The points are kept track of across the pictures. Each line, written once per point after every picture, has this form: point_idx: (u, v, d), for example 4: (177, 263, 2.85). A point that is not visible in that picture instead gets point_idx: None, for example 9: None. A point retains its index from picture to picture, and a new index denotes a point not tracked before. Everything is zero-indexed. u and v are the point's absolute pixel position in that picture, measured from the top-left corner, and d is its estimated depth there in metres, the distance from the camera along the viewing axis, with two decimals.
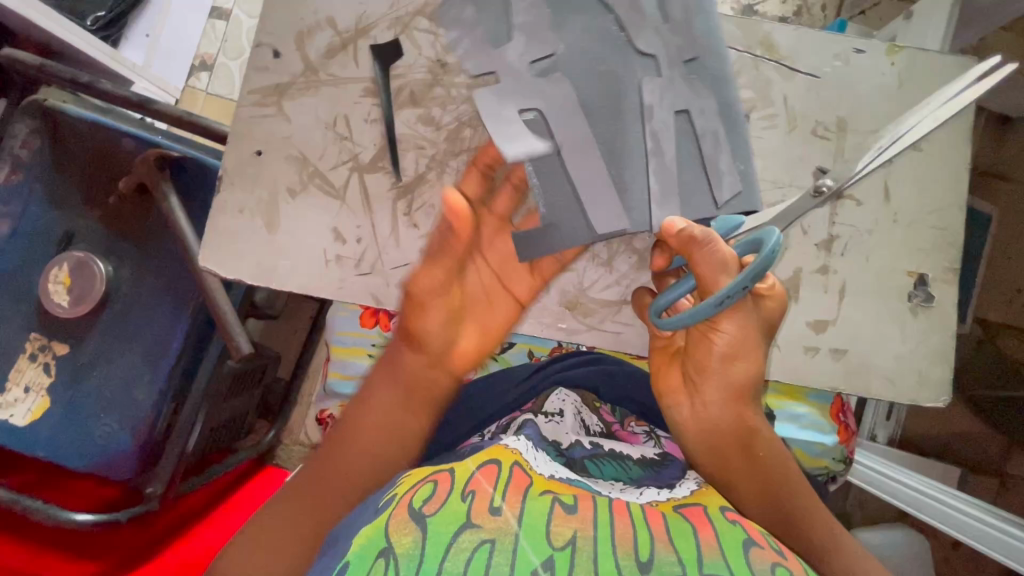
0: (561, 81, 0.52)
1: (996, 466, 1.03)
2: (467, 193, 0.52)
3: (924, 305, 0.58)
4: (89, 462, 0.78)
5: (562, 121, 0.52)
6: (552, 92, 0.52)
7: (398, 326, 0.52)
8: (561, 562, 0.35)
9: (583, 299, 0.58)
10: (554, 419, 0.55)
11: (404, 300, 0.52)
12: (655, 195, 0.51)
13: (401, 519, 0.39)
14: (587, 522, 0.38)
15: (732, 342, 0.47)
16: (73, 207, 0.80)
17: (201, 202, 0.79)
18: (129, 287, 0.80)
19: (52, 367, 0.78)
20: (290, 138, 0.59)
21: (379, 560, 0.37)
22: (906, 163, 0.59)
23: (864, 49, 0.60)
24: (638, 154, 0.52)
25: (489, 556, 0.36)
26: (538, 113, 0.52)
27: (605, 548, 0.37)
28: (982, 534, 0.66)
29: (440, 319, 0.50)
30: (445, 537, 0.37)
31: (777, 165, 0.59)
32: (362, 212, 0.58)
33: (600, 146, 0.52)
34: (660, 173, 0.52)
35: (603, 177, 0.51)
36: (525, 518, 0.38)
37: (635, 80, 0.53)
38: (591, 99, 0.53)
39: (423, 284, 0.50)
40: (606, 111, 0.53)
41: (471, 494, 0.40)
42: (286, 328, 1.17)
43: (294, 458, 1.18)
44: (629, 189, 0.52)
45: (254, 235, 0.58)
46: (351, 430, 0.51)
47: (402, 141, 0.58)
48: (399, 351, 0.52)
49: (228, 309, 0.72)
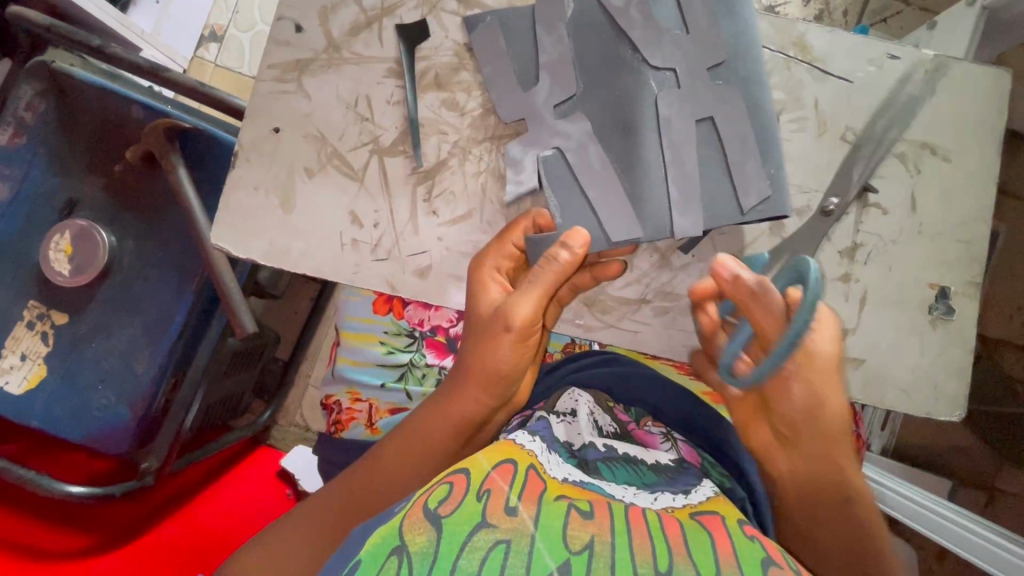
0: (580, 118, 0.53)
1: (987, 481, 1.02)
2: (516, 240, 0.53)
3: (944, 318, 0.57)
4: (86, 434, 0.77)
5: (578, 154, 0.53)
6: (571, 132, 0.53)
7: (473, 353, 0.51)
8: (577, 566, 0.35)
9: (602, 296, 0.58)
10: (567, 419, 0.54)
11: (492, 326, 0.49)
12: (675, 204, 0.51)
13: (415, 519, 0.39)
14: (605, 528, 0.38)
15: (809, 389, 0.49)
16: (79, 174, 0.78)
17: (210, 176, 0.77)
18: (132, 260, 0.78)
19: (50, 336, 0.77)
20: (310, 116, 0.57)
21: (392, 557, 0.37)
22: (934, 174, 0.59)
23: (899, 55, 0.59)
24: (656, 165, 0.52)
25: (504, 557, 0.36)
26: (557, 151, 0.53)
27: (622, 554, 0.36)
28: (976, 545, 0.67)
29: (519, 354, 0.50)
30: (460, 536, 0.37)
31: (804, 170, 0.58)
32: (381, 196, 0.57)
33: (614, 161, 0.53)
34: (681, 182, 0.51)
35: (619, 191, 0.52)
36: (541, 521, 0.38)
37: (651, 93, 0.52)
38: (606, 115, 0.53)
39: (522, 313, 0.48)
40: (621, 124, 0.53)
41: (487, 493, 0.40)
42: (287, 309, 1.16)
43: (289, 440, 1.16)
44: (647, 199, 0.52)
45: (267, 213, 0.57)
46: (391, 458, 0.50)
47: (425, 125, 0.57)
48: (469, 384, 0.50)
49: (234, 289, 0.70)
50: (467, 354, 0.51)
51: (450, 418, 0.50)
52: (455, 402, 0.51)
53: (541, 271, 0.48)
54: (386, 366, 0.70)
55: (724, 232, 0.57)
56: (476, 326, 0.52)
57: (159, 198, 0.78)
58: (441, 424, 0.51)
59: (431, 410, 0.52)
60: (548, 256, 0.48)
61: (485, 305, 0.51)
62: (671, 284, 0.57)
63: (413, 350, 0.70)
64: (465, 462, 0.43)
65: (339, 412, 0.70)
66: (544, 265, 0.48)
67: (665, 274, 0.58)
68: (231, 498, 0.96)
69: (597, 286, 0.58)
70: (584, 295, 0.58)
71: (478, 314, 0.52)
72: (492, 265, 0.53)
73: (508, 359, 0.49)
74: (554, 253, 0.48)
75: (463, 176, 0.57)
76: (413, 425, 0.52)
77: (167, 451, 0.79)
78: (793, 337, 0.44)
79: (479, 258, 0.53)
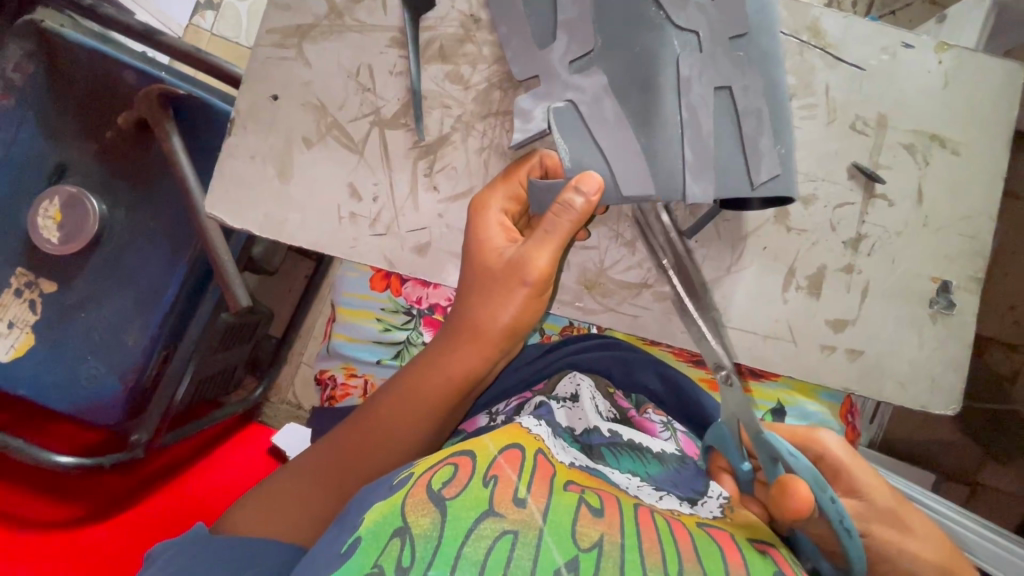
0: (596, 72, 0.52)
1: (971, 476, 1.03)
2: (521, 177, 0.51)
3: (944, 312, 0.57)
4: (74, 404, 0.76)
5: (591, 108, 0.51)
6: (584, 85, 0.52)
7: (480, 305, 0.51)
8: (585, 563, 0.36)
9: (602, 279, 0.57)
10: (569, 404, 0.55)
11: (505, 277, 0.50)
12: (689, 166, 0.50)
13: (419, 500, 0.40)
14: (614, 528, 0.39)
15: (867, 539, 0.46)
16: (68, 138, 0.76)
17: (205, 144, 0.75)
18: (123, 229, 0.76)
19: (38, 305, 0.75)
20: (309, 85, 0.56)
21: (394, 539, 0.38)
22: (942, 166, 0.58)
23: (912, 44, 0.58)
24: (673, 124, 0.50)
25: (511, 547, 0.37)
26: (570, 104, 0.52)
27: (632, 555, 0.37)
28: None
29: (529, 306, 0.51)
30: (465, 522, 0.38)
31: (812, 158, 0.57)
32: (380, 169, 0.55)
33: (629, 116, 0.51)
34: (696, 145, 0.50)
35: (633, 146, 0.51)
36: (550, 515, 0.39)
37: (673, 52, 0.50)
38: (623, 70, 0.51)
39: (537, 265, 0.48)
40: (638, 80, 0.51)
41: (494, 480, 0.41)
42: (281, 286, 1.14)
43: (281, 417, 1.16)
44: (662, 156, 0.51)
45: (264, 184, 0.55)
46: (389, 411, 0.53)
47: (427, 98, 0.56)
48: (475, 335, 0.51)
49: (228, 261, 0.69)
50: (469, 306, 0.51)
51: (451, 368, 0.52)
52: (452, 355, 0.52)
53: (554, 220, 0.47)
54: (383, 343, 0.69)
55: (729, 218, 0.57)
56: (481, 277, 0.51)
57: (153, 166, 0.76)
58: (437, 376, 0.52)
59: (425, 362, 0.54)
60: (557, 203, 0.47)
61: (492, 255, 0.50)
62: None
63: (410, 327, 0.69)
64: (470, 445, 0.44)
65: (334, 387, 0.70)
66: (556, 213, 0.47)
67: None
68: (221, 473, 0.96)
69: (598, 268, 0.57)
70: (585, 277, 0.57)
71: (485, 264, 0.51)
72: (498, 211, 0.51)
73: (514, 313, 0.50)
74: (564, 199, 0.47)
75: (466, 152, 0.56)
76: (408, 376, 0.54)
77: (156, 424, 0.79)
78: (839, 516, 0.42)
79: (482, 200, 0.51)
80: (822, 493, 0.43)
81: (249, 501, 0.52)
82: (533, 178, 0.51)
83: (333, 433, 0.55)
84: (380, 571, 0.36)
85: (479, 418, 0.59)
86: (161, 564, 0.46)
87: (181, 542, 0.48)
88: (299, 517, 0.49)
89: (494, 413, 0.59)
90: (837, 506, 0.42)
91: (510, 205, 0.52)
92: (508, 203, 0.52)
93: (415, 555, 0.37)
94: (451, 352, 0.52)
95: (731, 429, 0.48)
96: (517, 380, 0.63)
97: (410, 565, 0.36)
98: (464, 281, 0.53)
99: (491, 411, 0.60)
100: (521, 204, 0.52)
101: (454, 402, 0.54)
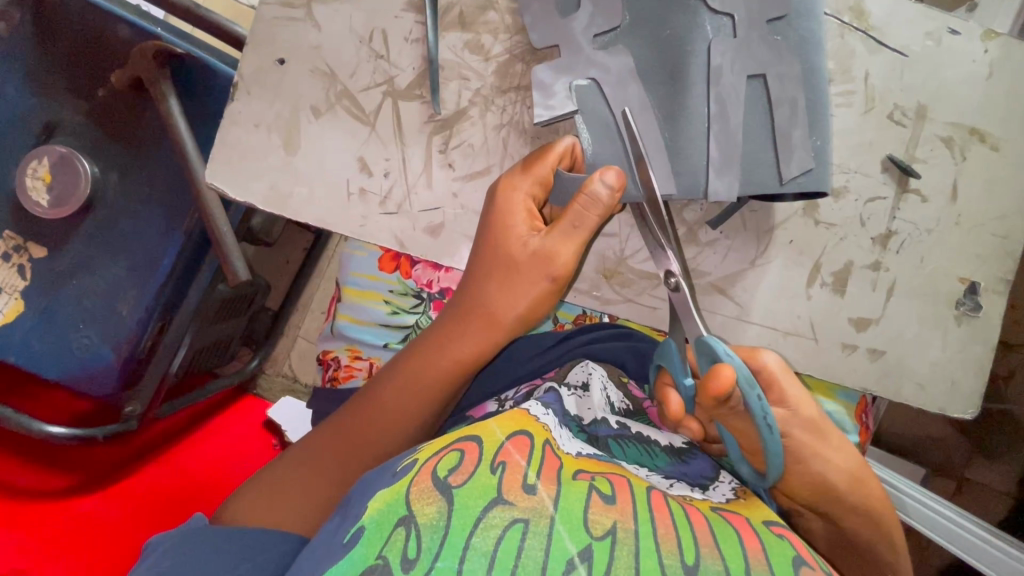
0: (622, 52, 0.48)
1: (956, 470, 1.00)
2: (550, 163, 0.47)
3: (971, 314, 0.55)
4: (65, 374, 0.74)
5: (617, 89, 0.48)
6: (610, 64, 0.48)
7: (494, 291, 0.49)
8: (599, 552, 0.35)
9: (622, 269, 0.55)
10: (579, 393, 0.53)
11: (527, 267, 0.48)
12: (713, 163, 0.48)
13: (423, 487, 0.39)
14: (627, 515, 0.38)
15: (817, 486, 0.48)
16: (57, 95, 0.71)
17: (204, 107, 0.72)
18: (117, 194, 0.73)
19: (27, 270, 0.72)
20: (318, 49, 0.52)
21: (399, 528, 0.37)
22: (980, 162, 0.55)
23: (959, 31, 0.55)
24: (699, 118, 0.48)
25: (522, 537, 0.35)
26: (593, 82, 0.49)
27: (646, 543, 0.36)
28: (995, 560, 0.67)
29: (546, 296, 0.48)
30: (473, 511, 0.36)
31: (845, 148, 0.54)
32: (393, 144, 0.52)
33: (655, 106, 0.49)
34: (722, 139, 0.48)
35: (658, 142, 0.49)
36: (561, 502, 0.37)
37: (704, 38, 0.48)
38: (652, 55, 0.48)
39: (563, 259, 0.47)
40: (667, 69, 0.48)
41: (501, 467, 0.39)
42: (278, 257, 1.11)
43: (276, 390, 1.14)
44: (685, 153, 0.49)
45: (269, 153, 0.52)
46: (393, 396, 0.51)
47: (444, 69, 0.52)
48: (485, 321, 0.50)
49: (226, 232, 0.66)
50: (486, 292, 0.49)
51: (457, 354, 0.50)
52: (463, 338, 0.50)
53: (581, 214, 0.45)
54: (391, 326, 0.67)
55: (756, 209, 0.54)
56: (503, 264, 0.48)
57: (148, 130, 0.73)
58: (446, 361, 0.51)
59: (431, 343, 0.51)
60: (584, 195, 0.44)
61: (515, 242, 0.48)
62: (693, 261, 0.55)
63: (419, 312, 0.67)
64: (476, 429, 0.43)
65: (337, 368, 0.68)
66: (583, 206, 0.45)
67: (690, 251, 0.55)
68: (212, 445, 0.94)
69: (618, 257, 0.55)
70: (604, 266, 0.55)
71: (508, 251, 0.48)
72: (525, 194, 0.47)
73: (532, 304, 0.49)
74: (591, 191, 0.44)
75: (483, 128, 0.52)
76: (412, 356, 0.52)
77: (151, 395, 0.77)
78: (765, 412, 0.43)
79: (507, 179, 0.48)
80: (750, 391, 0.43)
81: (250, 491, 0.50)
82: (560, 168, 0.48)
83: (336, 414, 0.54)
84: (385, 563, 0.35)
85: (487, 405, 0.58)
86: (157, 558, 0.44)
87: (179, 533, 0.47)
88: (300, 505, 0.49)
89: (502, 398, 0.57)
90: (763, 403, 0.43)
91: (535, 189, 0.48)
92: (532, 188, 0.48)
93: (422, 546, 0.35)
94: (462, 336, 0.50)
95: (677, 345, 0.48)
96: (527, 367, 0.62)
97: (415, 558, 0.35)
98: (480, 264, 0.49)
99: (500, 397, 0.58)
100: (547, 193, 0.49)
101: (459, 386, 0.53)
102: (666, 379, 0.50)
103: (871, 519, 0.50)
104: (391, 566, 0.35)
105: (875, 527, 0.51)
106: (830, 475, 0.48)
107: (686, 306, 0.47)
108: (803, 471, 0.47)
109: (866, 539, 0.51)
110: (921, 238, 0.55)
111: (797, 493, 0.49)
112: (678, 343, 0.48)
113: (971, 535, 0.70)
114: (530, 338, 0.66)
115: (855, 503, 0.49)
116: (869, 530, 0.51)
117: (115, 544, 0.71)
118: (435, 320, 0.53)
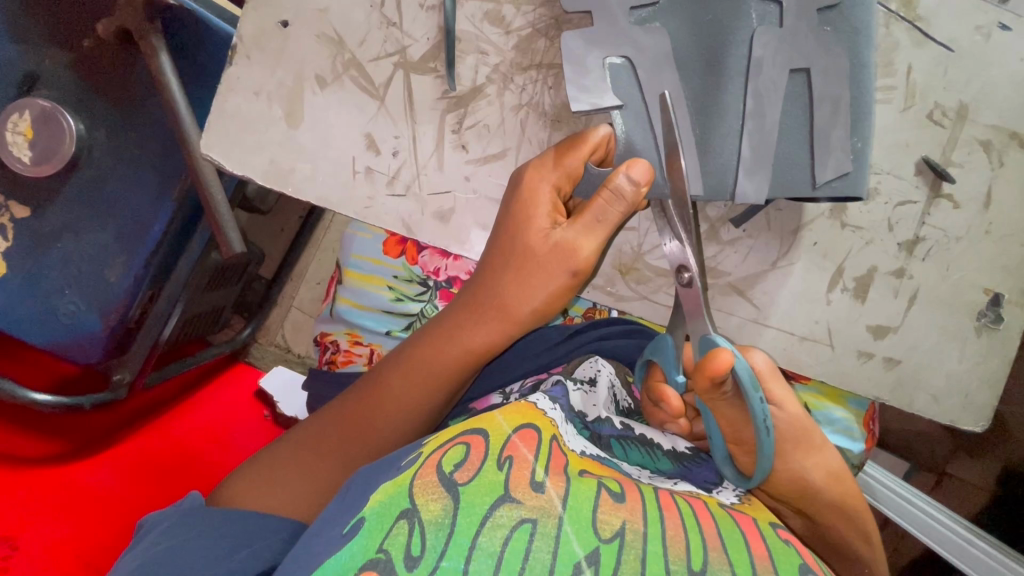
0: (659, 30, 0.44)
1: (937, 464, 0.96)
2: (580, 147, 0.43)
3: (991, 326, 0.54)
4: (53, 340, 0.71)
5: (650, 73, 0.45)
6: (645, 43, 0.45)
7: (509, 282, 0.46)
8: (606, 555, 0.34)
9: (638, 265, 0.53)
10: (586, 388, 0.51)
11: (545, 259, 0.45)
12: (744, 162, 0.45)
13: (427, 481, 0.37)
14: (636, 514, 0.36)
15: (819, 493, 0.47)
16: (39, 43, 0.66)
17: (198, 66, 0.67)
18: (103, 154, 0.68)
19: (9, 231, 0.68)
20: (325, 12, 0.48)
21: (401, 521, 0.35)
22: (1018, 168, 0.53)
23: (1011, 26, 0.51)
24: (733, 114, 0.45)
25: (529, 538, 0.34)
26: (626, 62, 0.45)
27: (654, 547, 0.35)
28: (952, 544, 0.68)
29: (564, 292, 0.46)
30: (479, 509, 0.35)
31: (879, 146, 0.51)
32: (403, 121, 0.49)
33: (690, 98, 0.45)
34: (756, 138, 0.45)
35: (688, 136, 0.45)
36: (570, 501, 0.36)
37: (749, 26, 0.44)
38: (690, 40, 0.45)
39: (583, 252, 0.44)
40: (703, 57, 0.45)
41: (508, 462, 0.37)
42: (273, 225, 1.07)
43: (269, 359, 1.11)
44: (717, 152, 0.46)
45: (270, 124, 0.48)
46: (397, 387, 0.49)
47: (461, 41, 0.48)
48: (498, 313, 0.47)
49: (220, 202, 0.62)
50: (501, 282, 0.46)
51: (467, 345, 0.48)
52: (475, 332, 0.48)
53: (604, 208, 0.42)
54: (394, 313, 0.65)
55: (782, 208, 0.52)
56: (520, 257, 0.45)
57: (137, 87, 0.68)
58: (453, 353, 0.48)
59: (439, 334, 0.49)
60: (606, 189, 0.41)
61: (535, 235, 0.45)
62: (712, 260, 0.52)
63: (423, 299, 0.64)
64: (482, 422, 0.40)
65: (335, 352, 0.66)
66: (605, 200, 0.42)
67: (708, 249, 0.52)
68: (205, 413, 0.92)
69: (634, 253, 0.53)
70: (620, 262, 0.53)
71: (525, 244, 0.45)
72: (550, 186, 0.44)
73: (549, 298, 0.46)
74: (614, 185, 0.41)
75: (501, 108, 0.49)
76: (418, 344, 0.50)
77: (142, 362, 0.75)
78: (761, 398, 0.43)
79: (535, 167, 0.44)
80: (753, 394, 0.43)
81: (246, 472, 0.48)
82: (593, 161, 0.45)
83: (340, 399, 0.52)
84: (388, 558, 0.33)
85: (491, 397, 0.56)
86: (149, 542, 0.42)
87: (173, 516, 0.45)
88: (297, 492, 0.46)
89: (507, 393, 0.56)
90: (764, 405, 0.43)
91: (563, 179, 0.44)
92: (561, 178, 0.44)
93: (426, 544, 0.34)
94: (473, 329, 0.48)
95: (674, 342, 0.47)
96: (534, 362, 0.60)
97: (419, 555, 0.33)
98: (496, 255, 0.47)
99: (505, 390, 0.57)
100: (573, 186, 0.45)
101: (464, 378, 0.50)
102: (657, 375, 0.48)
103: (863, 521, 0.50)
104: (394, 562, 0.33)
105: (863, 529, 0.51)
106: (830, 482, 0.48)
107: (696, 303, 0.44)
108: (806, 476, 0.47)
109: (847, 539, 0.50)
110: (948, 247, 0.53)
111: (801, 500, 0.48)
112: (675, 342, 0.47)
113: (960, 540, 0.68)
114: (538, 332, 0.63)
115: (851, 509, 0.49)
116: (855, 529, 0.50)
117: (104, 511, 0.70)
118: (447, 308, 0.50)
